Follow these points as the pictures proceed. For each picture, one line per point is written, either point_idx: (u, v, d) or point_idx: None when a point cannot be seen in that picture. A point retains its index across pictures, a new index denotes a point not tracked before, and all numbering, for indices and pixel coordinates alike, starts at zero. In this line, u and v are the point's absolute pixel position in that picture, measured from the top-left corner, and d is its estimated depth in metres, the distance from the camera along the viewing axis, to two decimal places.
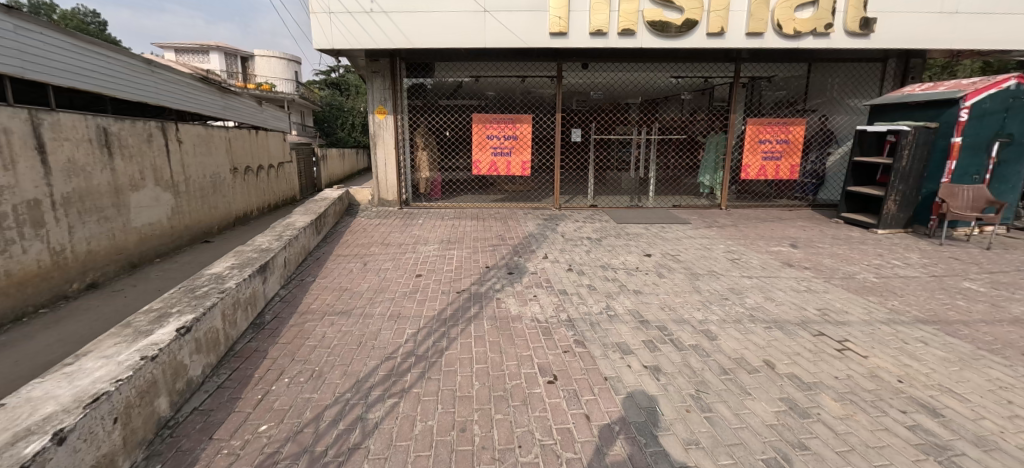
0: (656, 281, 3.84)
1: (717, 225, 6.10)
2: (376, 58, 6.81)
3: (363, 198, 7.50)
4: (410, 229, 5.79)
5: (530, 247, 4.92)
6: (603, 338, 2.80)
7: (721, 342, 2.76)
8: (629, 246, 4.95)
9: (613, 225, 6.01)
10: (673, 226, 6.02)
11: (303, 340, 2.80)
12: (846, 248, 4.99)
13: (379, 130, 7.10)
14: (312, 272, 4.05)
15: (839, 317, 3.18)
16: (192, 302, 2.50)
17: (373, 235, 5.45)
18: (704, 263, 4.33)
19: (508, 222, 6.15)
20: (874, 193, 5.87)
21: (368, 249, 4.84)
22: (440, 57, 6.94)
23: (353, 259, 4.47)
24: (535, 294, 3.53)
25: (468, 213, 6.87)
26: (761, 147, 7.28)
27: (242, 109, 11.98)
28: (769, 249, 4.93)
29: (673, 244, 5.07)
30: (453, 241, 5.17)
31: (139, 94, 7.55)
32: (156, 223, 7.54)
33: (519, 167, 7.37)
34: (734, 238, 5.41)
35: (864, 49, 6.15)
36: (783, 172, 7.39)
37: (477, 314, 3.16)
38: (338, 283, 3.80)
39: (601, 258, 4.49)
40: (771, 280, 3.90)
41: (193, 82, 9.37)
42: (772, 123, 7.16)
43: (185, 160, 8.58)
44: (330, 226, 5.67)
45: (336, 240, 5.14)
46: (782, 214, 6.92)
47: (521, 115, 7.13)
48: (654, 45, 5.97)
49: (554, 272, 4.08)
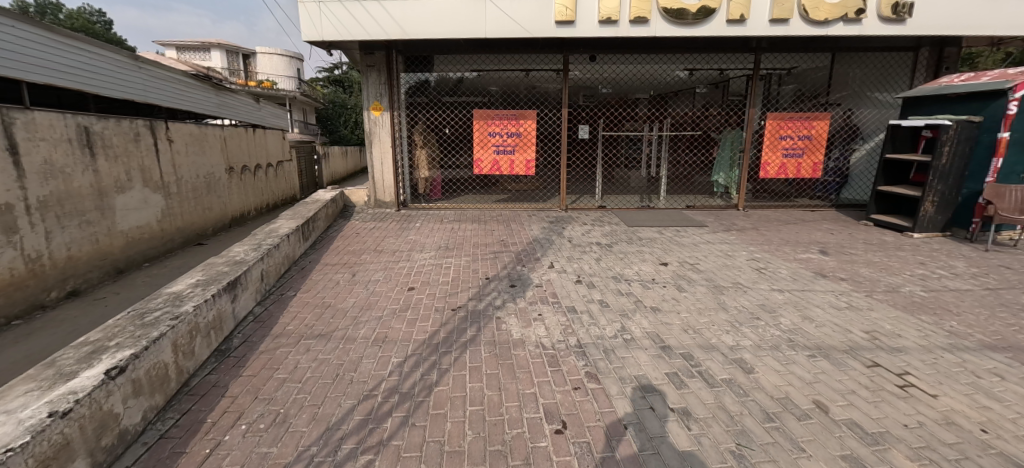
0: (676, 296, 3.42)
1: (736, 228, 5.66)
2: (371, 51, 6.41)
3: (358, 200, 7.11)
4: (406, 234, 5.40)
5: (534, 254, 4.52)
6: (619, 371, 2.40)
7: (760, 376, 2.35)
8: (642, 253, 4.52)
9: (624, 228, 5.59)
10: (688, 229, 5.59)
11: (271, 372, 2.42)
12: (883, 255, 4.53)
13: (374, 127, 6.72)
14: (294, 284, 3.68)
15: (892, 342, 2.75)
16: (135, 332, 2.12)
17: (366, 240, 5.08)
18: (727, 274, 3.91)
19: (511, 225, 5.75)
20: (908, 193, 5.40)
21: (358, 257, 4.46)
22: (441, 50, 6.57)
23: (341, 269, 4.10)
24: (540, 312, 3.12)
25: (468, 215, 6.47)
26: (782, 144, 6.79)
27: (238, 107, 11.62)
28: (797, 256, 4.48)
29: (690, 251, 4.64)
30: (452, 247, 4.78)
31: (123, 91, 7.15)
32: (145, 226, 7.22)
33: (523, 166, 6.95)
34: (756, 243, 4.97)
35: (898, 36, 5.65)
36: (805, 170, 6.90)
37: (473, 338, 2.76)
38: (322, 299, 3.43)
39: (612, 268, 4.08)
40: (805, 295, 3.47)
41: (186, 79, 9.03)
42: (794, 117, 6.68)
43: (177, 160, 8.26)
44: (321, 231, 5.30)
45: (327, 247, 4.77)
46: (805, 215, 6.44)
47: (525, 110, 6.71)
48: (668, 33, 5.52)
49: (561, 285, 3.67)
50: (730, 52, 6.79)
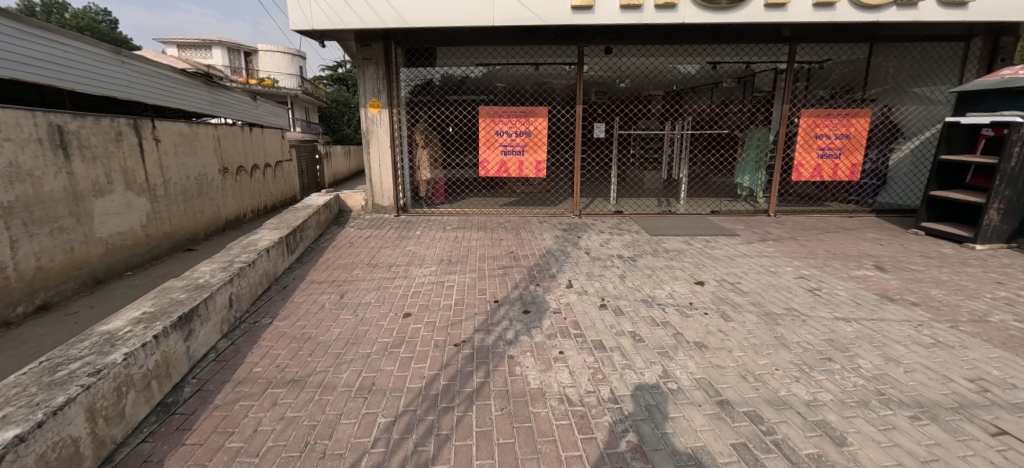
0: (723, 327, 2.86)
1: (772, 237, 5.08)
2: (368, 42, 5.89)
3: (355, 204, 6.58)
4: (405, 244, 4.86)
5: (549, 269, 3.96)
6: (670, 441, 1.85)
7: (857, 450, 1.80)
8: (672, 269, 3.95)
9: (646, 237, 5.03)
10: (718, 238, 5.02)
11: (223, 439, 1.89)
12: (951, 272, 3.93)
13: (372, 126, 6.19)
14: (271, 310, 3.14)
15: (1008, 395, 2.18)
16: (34, 397, 1.58)
17: (360, 252, 4.56)
18: (777, 298, 3.33)
19: (521, 234, 5.21)
20: (968, 199, 4.79)
21: (349, 273, 3.93)
22: (443, 42, 6.05)
23: (328, 288, 3.57)
24: (561, 350, 2.57)
25: (474, 221, 5.92)
26: (817, 143, 6.18)
27: (233, 104, 11.11)
28: (851, 274, 3.88)
29: (726, 266, 4.07)
30: (455, 261, 4.23)
31: (105, 87, 6.65)
32: (127, 232, 6.75)
33: (533, 168, 6.39)
34: (799, 256, 4.38)
35: (956, 23, 5.05)
36: (841, 172, 6.29)
37: (480, 388, 2.22)
38: (301, 329, 2.89)
39: (641, 288, 3.52)
40: (878, 327, 2.89)
41: (176, 75, 8.53)
42: (830, 114, 6.09)
43: (164, 161, 7.79)
44: (310, 241, 4.77)
45: (315, 260, 4.25)
46: (845, 222, 5.84)
47: (535, 107, 6.15)
48: (698, 19, 4.95)
49: (583, 310, 3.11)
50: (760, 43, 6.20)
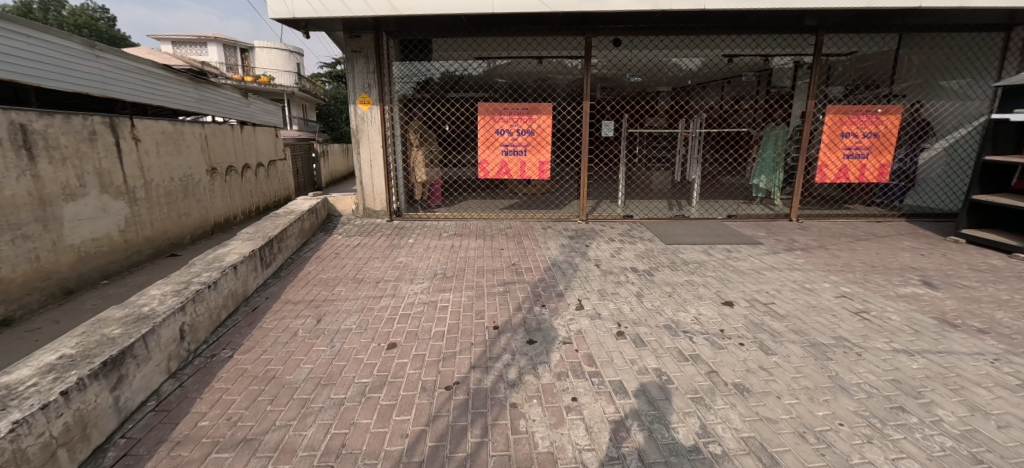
0: (765, 363, 2.41)
1: (799, 246, 4.62)
2: (357, 33, 5.42)
3: (345, 208, 6.13)
4: (395, 254, 4.41)
5: (555, 286, 3.51)
6: None
7: None
8: (694, 286, 3.50)
9: (661, 246, 4.58)
10: (740, 247, 4.56)
11: None
12: (1011, 289, 3.47)
13: (363, 124, 5.74)
14: (234, 340, 2.70)
15: None
16: None
17: (345, 264, 4.11)
18: (821, 324, 2.87)
19: (523, 242, 4.76)
20: (1017, 203, 4.31)
21: (331, 291, 3.49)
22: (440, 33, 5.59)
23: (303, 310, 3.12)
24: (574, 396, 2.13)
25: (472, 227, 5.48)
26: (843, 142, 5.71)
27: (223, 101, 10.65)
28: (898, 292, 3.42)
29: (755, 282, 3.60)
30: (450, 275, 3.78)
31: (80, 84, 6.18)
32: (103, 238, 6.31)
33: (536, 169, 5.93)
34: (835, 269, 3.91)
35: (1003, 10, 4.67)
36: (868, 174, 5.84)
37: (477, 453, 1.77)
38: (265, 365, 2.45)
39: (662, 311, 3.06)
40: (949, 364, 2.43)
41: (160, 71, 8.07)
42: (859, 110, 5.61)
43: (145, 161, 7.34)
44: (291, 251, 4.32)
45: (294, 275, 3.80)
46: (875, 228, 5.37)
47: (538, 103, 5.70)
48: (720, 5, 4.52)
49: (597, 341, 2.66)
50: (782, 34, 5.73)
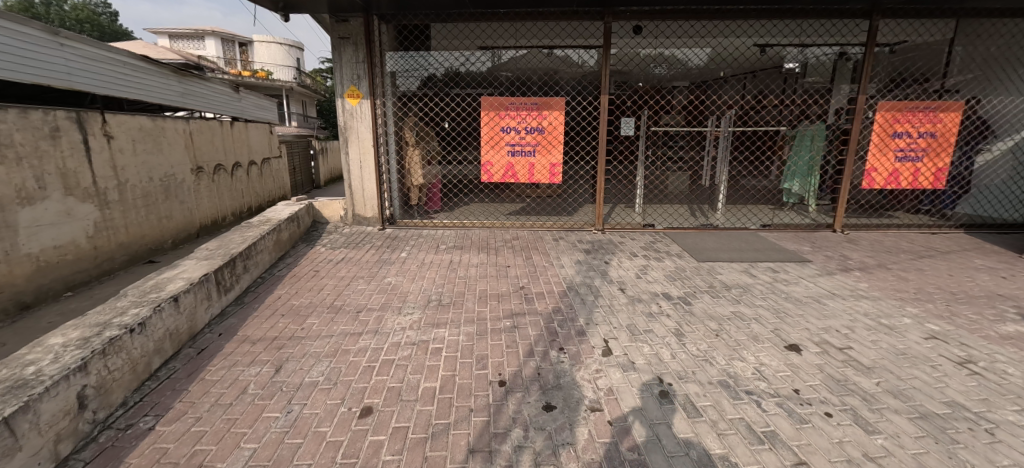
0: (874, 450, 1.75)
1: (854, 265, 3.96)
2: (345, 16, 4.75)
3: (333, 214, 5.53)
4: (383, 273, 3.77)
5: (574, 319, 2.87)
6: None
7: None
8: (745, 322, 2.84)
9: (693, 264, 3.93)
10: (786, 266, 3.91)
11: None
12: None
13: (351, 120, 5.11)
14: (162, 402, 2.08)
15: None
16: None
17: (323, 286, 3.49)
18: (923, 383, 2.22)
19: (531, 258, 4.13)
20: None
21: (301, 324, 2.86)
22: (439, 18, 4.91)
23: (261, 354, 2.49)
24: None
25: (473, 238, 4.84)
26: (895, 144, 5.02)
27: (212, 96, 10.01)
28: (1000, 332, 2.74)
29: (818, 316, 2.95)
30: (446, 303, 3.15)
31: (42, 75, 5.51)
32: (67, 245, 5.72)
33: (546, 172, 5.28)
34: (909, 298, 3.23)
35: None
36: (922, 179, 5.15)
37: None
38: (193, 444, 1.82)
39: (711, 359, 2.41)
40: None
41: (137, 62, 7.43)
42: (915, 107, 4.91)
43: (119, 160, 6.73)
44: (262, 269, 3.70)
45: (261, 301, 3.18)
46: (933, 242, 4.70)
47: (549, 97, 5.04)
48: None
49: (636, 407, 2.02)
50: (829, 20, 5.02)
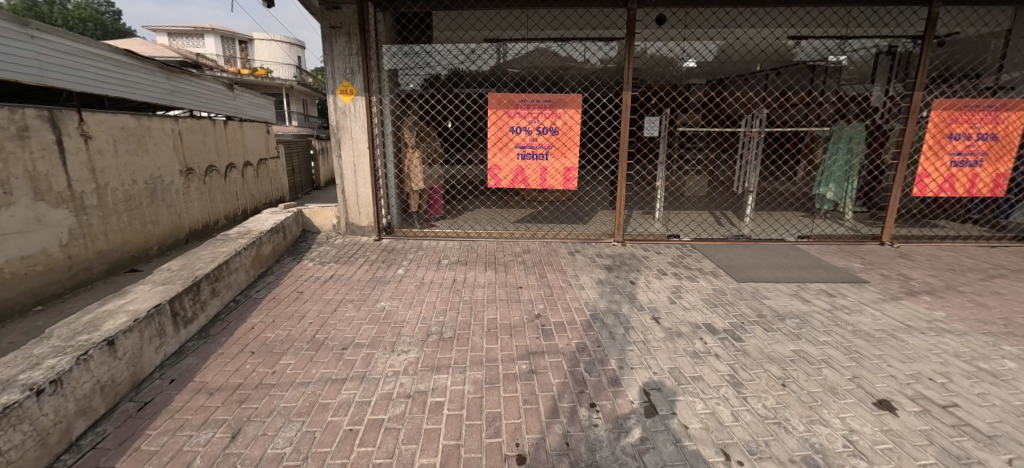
0: None
1: (919, 287, 3.43)
2: (337, 3, 4.25)
3: (325, 222, 5.05)
4: (376, 296, 3.27)
5: (604, 362, 2.36)
6: None
7: None
8: (814, 366, 2.32)
9: (734, 285, 3.41)
10: (842, 288, 3.38)
11: None
12: None
13: (344, 120, 4.62)
14: None
15: None
16: None
17: (306, 312, 2.99)
18: None
19: (546, 277, 3.62)
20: None
21: (272, 366, 2.35)
22: (442, 6, 4.41)
23: (217, 411, 1.99)
24: None
25: (480, 252, 4.34)
26: (951, 146, 4.48)
27: (202, 93, 9.49)
28: None
29: (902, 357, 2.42)
30: (448, 337, 2.64)
31: (10, 69, 5.00)
32: (37, 255, 5.26)
33: (560, 176, 4.77)
34: (1002, 333, 2.70)
35: None
36: (980, 186, 4.61)
37: None
38: None
39: (786, 423, 1.89)
40: None
41: (119, 56, 6.92)
42: (976, 105, 4.36)
43: (99, 162, 6.25)
44: (235, 291, 3.20)
45: (229, 333, 2.68)
46: (998, 257, 4.17)
47: (564, 94, 4.52)
48: None
49: None
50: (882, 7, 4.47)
